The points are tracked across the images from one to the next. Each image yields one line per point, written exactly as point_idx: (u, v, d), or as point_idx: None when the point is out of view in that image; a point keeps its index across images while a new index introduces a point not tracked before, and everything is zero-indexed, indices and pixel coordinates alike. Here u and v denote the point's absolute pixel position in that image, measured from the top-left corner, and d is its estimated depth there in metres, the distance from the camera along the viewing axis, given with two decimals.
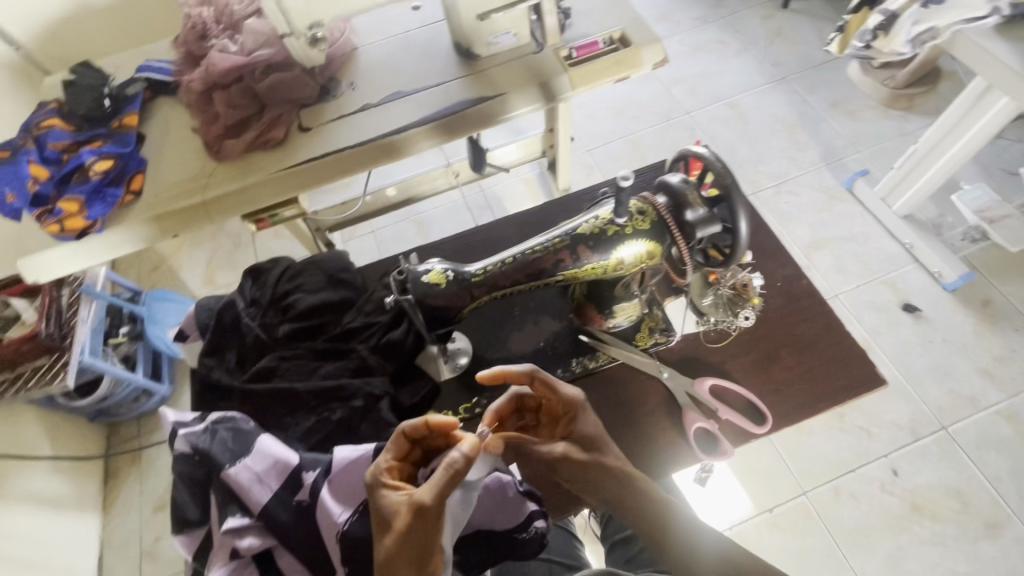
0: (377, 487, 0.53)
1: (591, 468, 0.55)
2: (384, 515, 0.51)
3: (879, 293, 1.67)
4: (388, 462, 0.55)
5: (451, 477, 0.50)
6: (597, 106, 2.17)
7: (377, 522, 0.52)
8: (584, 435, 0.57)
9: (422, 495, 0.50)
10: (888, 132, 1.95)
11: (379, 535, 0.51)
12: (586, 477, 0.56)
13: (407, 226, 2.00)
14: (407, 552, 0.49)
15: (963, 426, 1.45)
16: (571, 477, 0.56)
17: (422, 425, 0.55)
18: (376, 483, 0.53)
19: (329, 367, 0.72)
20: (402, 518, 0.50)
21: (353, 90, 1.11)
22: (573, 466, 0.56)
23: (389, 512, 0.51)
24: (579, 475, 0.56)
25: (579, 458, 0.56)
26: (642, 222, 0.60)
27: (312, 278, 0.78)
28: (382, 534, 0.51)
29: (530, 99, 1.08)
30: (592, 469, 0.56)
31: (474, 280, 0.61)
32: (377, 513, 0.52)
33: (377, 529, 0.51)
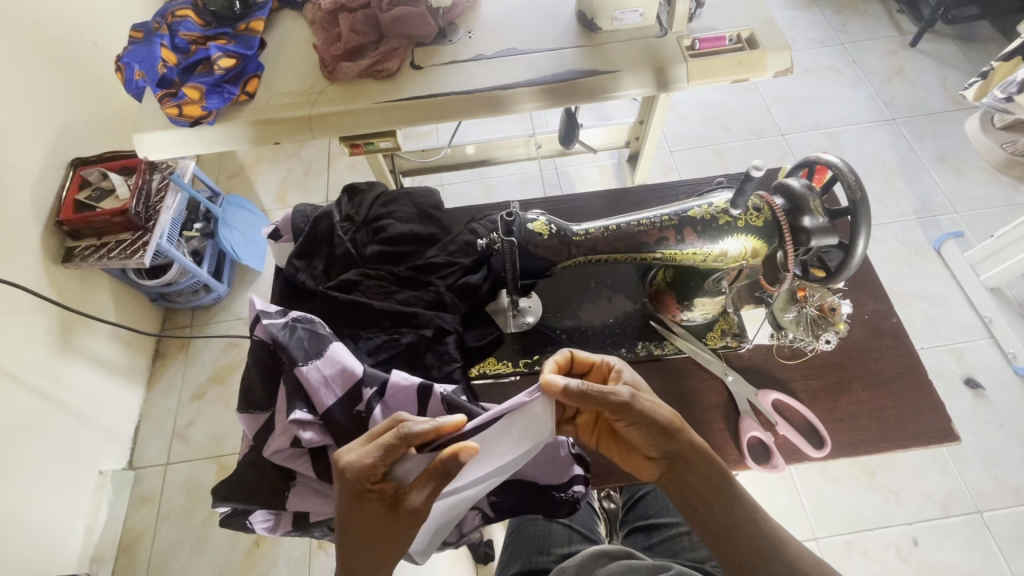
0: (361, 493, 0.52)
1: (659, 423, 0.55)
2: (373, 522, 0.53)
3: (943, 360, 1.59)
4: (378, 468, 0.53)
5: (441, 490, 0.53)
6: (690, 109, 2.12)
7: (362, 523, 0.53)
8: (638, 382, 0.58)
9: (413, 506, 0.53)
10: (994, 198, 1.84)
11: (357, 533, 0.53)
12: (656, 425, 0.55)
13: (476, 187, 2.02)
14: (389, 550, 0.53)
15: (1000, 514, 1.39)
16: (637, 419, 0.55)
17: (431, 432, 0.53)
18: (359, 486, 0.52)
19: (406, 294, 0.74)
20: (393, 527, 0.53)
21: (469, 39, 1.12)
22: (641, 412, 0.55)
23: (374, 514, 0.53)
24: (648, 420, 0.55)
25: (646, 400, 0.56)
26: (755, 218, 0.59)
27: (404, 208, 0.80)
28: (368, 536, 0.53)
29: (641, 83, 1.07)
30: (656, 418, 0.55)
31: (576, 239, 0.62)
32: (358, 514, 0.53)
33: (365, 531, 0.53)
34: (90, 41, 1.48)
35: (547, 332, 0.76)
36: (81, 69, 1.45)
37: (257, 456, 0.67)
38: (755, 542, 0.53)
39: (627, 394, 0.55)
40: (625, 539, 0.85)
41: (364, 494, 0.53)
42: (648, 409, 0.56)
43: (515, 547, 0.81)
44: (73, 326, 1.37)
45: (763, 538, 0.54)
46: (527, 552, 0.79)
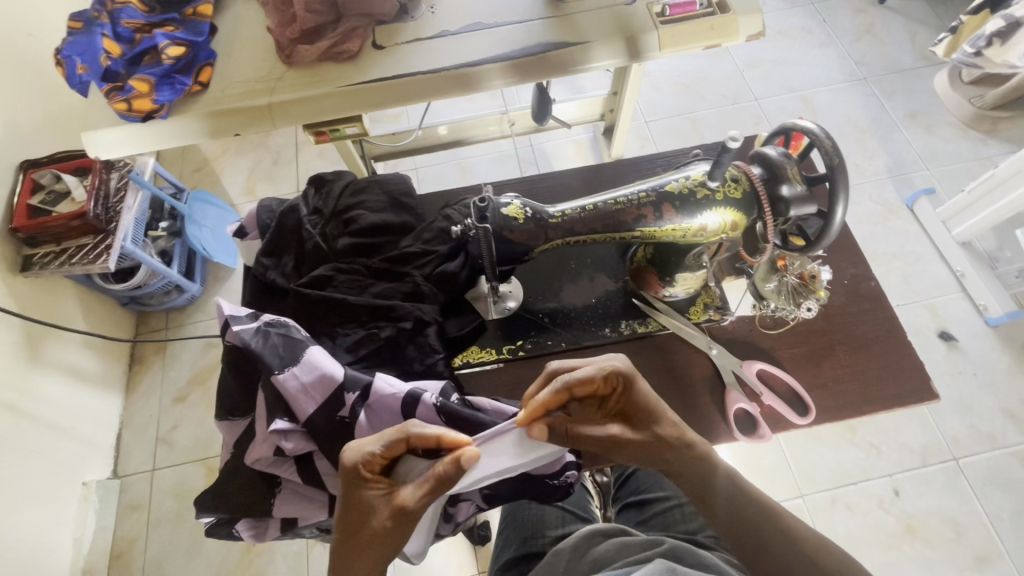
0: (355, 480, 0.54)
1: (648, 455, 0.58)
2: (360, 512, 0.53)
3: (917, 316, 1.63)
4: (375, 459, 0.55)
5: (429, 493, 0.53)
6: (664, 77, 2.09)
7: (351, 513, 0.54)
8: (635, 409, 0.59)
9: (399, 506, 0.53)
10: (963, 153, 1.86)
11: (345, 525, 0.54)
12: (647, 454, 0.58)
13: (451, 169, 1.98)
14: (369, 552, 0.53)
15: (974, 460, 1.45)
16: (629, 455, 0.59)
17: (433, 438, 0.55)
18: (357, 471, 0.54)
19: (382, 287, 0.72)
20: (377, 522, 0.53)
21: (432, 14, 1.07)
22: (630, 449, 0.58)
23: (364, 505, 0.54)
24: (637, 453, 0.58)
25: (636, 439, 0.58)
26: (733, 190, 0.57)
27: (375, 197, 0.78)
28: (352, 528, 0.53)
29: (613, 54, 1.04)
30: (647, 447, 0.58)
31: (552, 221, 0.60)
32: (352, 501, 0.54)
33: (351, 523, 0.54)
34: (27, 34, 1.38)
35: (529, 316, 0.75)
36: (20, 63, 1.35)
37: (240, 463, 0.65)
38: (738, 513, 0.57)
39: (612, 441, 0.57)
40: (619, 514, 0.86)
41: (359, 482, 0.54)
42: (640, 442, 0.58)
43: (508, 531, 0.82)
44: (39, 337, 1.32)
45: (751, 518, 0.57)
46: (522, 536, 0.80)
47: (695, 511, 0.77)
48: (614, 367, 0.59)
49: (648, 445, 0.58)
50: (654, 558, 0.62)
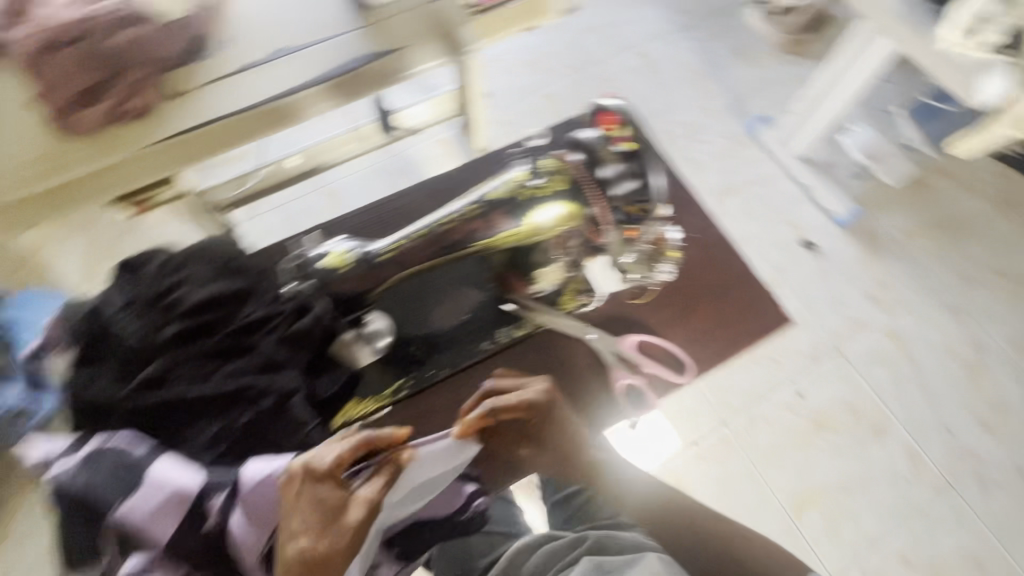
0: (327, 480, 0.62)
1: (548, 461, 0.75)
2: (331, 508, 0.61)
3: (782, 233, 1.79)
4: (344, 460, 0.63)
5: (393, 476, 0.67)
6: (509, 59, 2.08)
7: (321, 511, 0.60)
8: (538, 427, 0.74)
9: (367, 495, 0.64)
10: (785, 78, 2.05)
11: (316, 521, 0.60)
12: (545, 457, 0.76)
13: (318, 197, 1.85)
14: (338, 542, 0.60)
15: (854, 347, 1.63)
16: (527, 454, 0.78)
17: (390, 436, 0.68)
18: (325, 474, 0.62)
19: (232, 365, 0.68)
20: (352, 512, 0.62)
21: (230, 48, 0.96)
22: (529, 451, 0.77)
23: (335, 501, 0.61)
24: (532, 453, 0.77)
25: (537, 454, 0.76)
26: (558, 181, 0.67)
27: (199, 271, 0.71)
28: (326, 523, 0.60)
29: (433, 54, 1.01)
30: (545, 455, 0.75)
31: (402, 253, 0.69)
32: (319, 501, 0.61)
33: (324, 518, 0.60)
34: None
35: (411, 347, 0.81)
36: None
37: None
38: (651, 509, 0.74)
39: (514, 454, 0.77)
40: (548, 512, 0.89)
41: (329, 483, 0.62)
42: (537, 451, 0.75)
43: (442, 569, 0.81)
44: None
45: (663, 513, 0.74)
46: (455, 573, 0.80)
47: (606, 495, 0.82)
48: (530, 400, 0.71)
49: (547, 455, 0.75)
50: (581, 558, 0.65)
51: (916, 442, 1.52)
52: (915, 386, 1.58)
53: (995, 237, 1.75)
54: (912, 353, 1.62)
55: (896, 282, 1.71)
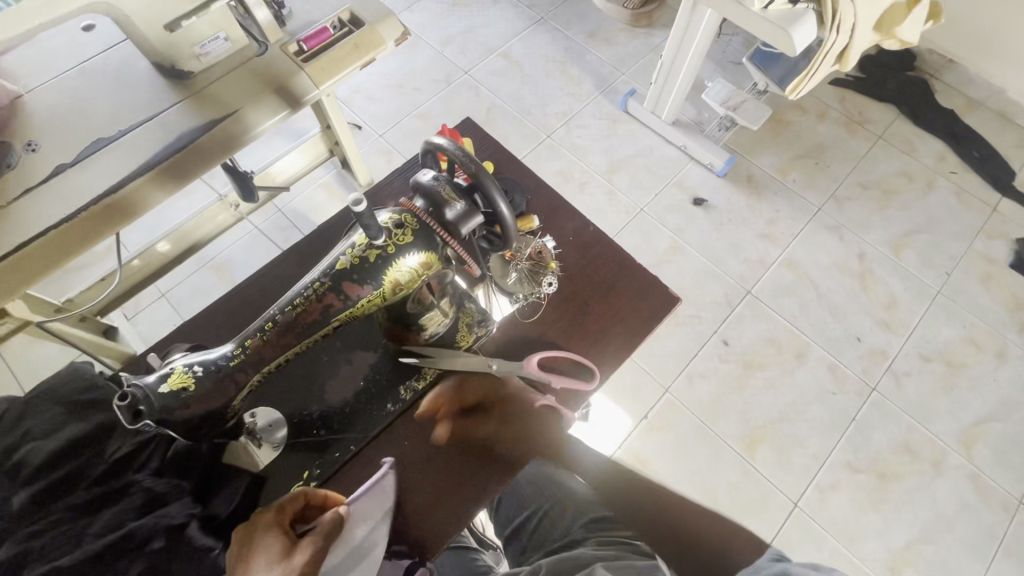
0: (271, 528, 0.55)
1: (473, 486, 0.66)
2: (278, 556, 0.53)
3: (673, 196, 1.87)
4: (281, 513, 0.57)
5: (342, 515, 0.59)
6: (374, 86, 2.03)
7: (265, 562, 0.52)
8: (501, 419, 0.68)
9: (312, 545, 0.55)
10: (641, 50, 2.15)
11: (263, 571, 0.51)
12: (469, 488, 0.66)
13: (206, 274, 1.72)
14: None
15: (761, 285, 1.73)
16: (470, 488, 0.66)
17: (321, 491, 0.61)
18: (269, 520, 0.56)
19: (105, 518, 0.57)
20: (296, 558, 0.53)
21: (34, 152, 0.86)
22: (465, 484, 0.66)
23: (281, 547, 0.54)
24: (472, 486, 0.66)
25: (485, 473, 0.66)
26: (403, 236, 0.54)
27: (42, 419, 0.61)
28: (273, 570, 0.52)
29: (271, 110, 0.95)
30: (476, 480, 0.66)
31: (233, 364, 0.52)
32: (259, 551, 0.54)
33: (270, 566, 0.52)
34: None
35: (306, 437, 0.66)
36: None
37: None
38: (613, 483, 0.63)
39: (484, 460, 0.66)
40: (503, 547, 0.85)
41: (274, 530, 0.55)
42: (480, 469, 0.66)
43: None
44: None
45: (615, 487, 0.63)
46: None
47: (555, 519, 0.80)
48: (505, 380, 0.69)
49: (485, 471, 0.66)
50: None
51: (834, 356, 1.64)
52: (820, 306, 1.71)
53: (850, 155, 1.93)
54: (810, 277, 1.75)
55: (782, 216, 1.84)
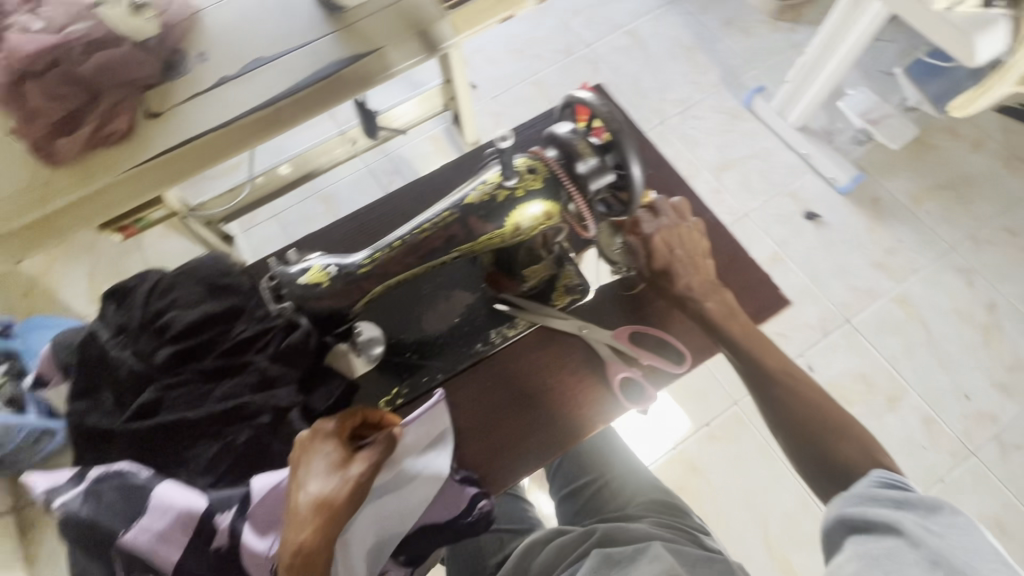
0: (330, 436, 0.57)
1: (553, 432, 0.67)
2: (332, 466, 0.56)
3: (784, 205, 1.75)
4: (341, 423, 0.58)
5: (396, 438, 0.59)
6: (495, 48, 2.05)
7: (322, 468, 0.56)
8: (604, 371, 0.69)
9: (364, 463, 0.57)
10: (779, 45, 2.00)
11: (317, 478, 0.56)
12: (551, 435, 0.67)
13: (314, 203, 1.85)
14: (338, 505, 0.55)
15: (864, 316, 1.60)
16: (552, 436, 0.67)
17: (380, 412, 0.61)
18: (329, 431, 0.58)
19: (225, 387, 0.64)
20: (352, 469, 0.56)
21: (205, 63, 0.96)
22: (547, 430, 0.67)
23: (336, 460, 0.56)
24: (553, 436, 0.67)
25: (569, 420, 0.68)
26: (532, 181, 0.55)
27: (187, 291, 0.69)
28: (326, 481, 0.55)
29: (411, 52, 0.98)
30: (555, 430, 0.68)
31: (361, 272, 0.56)
32: (315, 457, 0.56)
33: (325, 475, 0.56)
34: None
35: (398, 357, 0.71)
36: None
37: None
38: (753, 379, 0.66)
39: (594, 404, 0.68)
40: (559, 506, 0.87)
41: (333, 438, 0.57)
42: (569, 419, 0.68)
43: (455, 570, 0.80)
44: None
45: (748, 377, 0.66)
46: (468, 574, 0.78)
47: (619, 484, 0.82)
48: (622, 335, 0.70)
49: (574, 418, 0.68)
50: (592, 550, 0.64)
51: (932, 409, 1.50)
52: (928, 352, 1.55)
53: (1002, 194, 1.71)
54: (923, 319, 1.59)
55: (904, 247, 1.67)
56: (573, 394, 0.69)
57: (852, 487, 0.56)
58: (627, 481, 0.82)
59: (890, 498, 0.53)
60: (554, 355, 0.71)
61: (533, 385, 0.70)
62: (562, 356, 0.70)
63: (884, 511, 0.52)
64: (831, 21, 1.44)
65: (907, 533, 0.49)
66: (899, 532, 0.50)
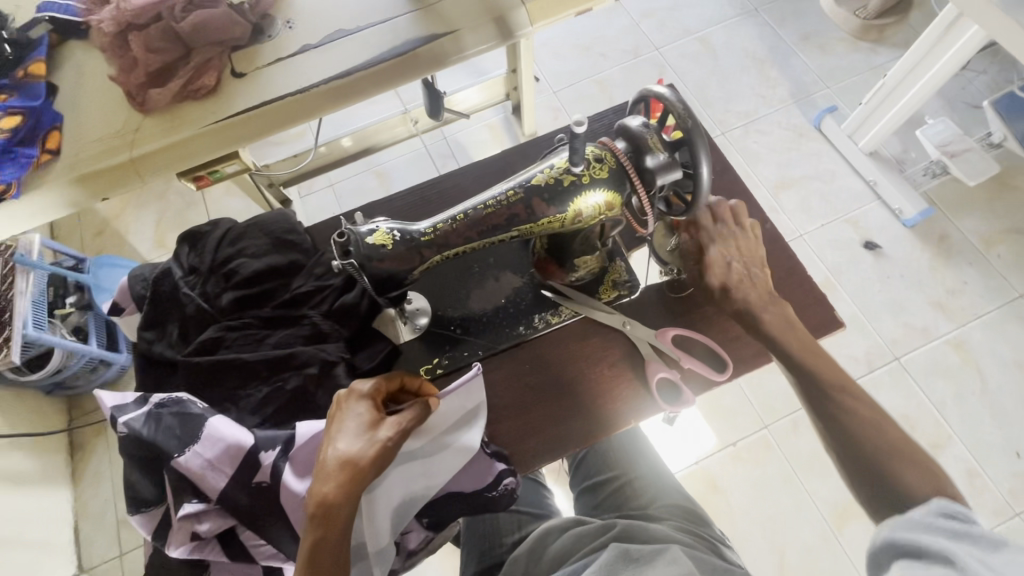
0: (366, 397, 0.59)
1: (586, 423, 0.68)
2: (363, 425, 0.57)
3: (842, 231, 1.69)
4: (378, 386, 0.60)
5: (426, 409, 0.60)
6: (562, 43, 2.05)
7: (354, 426, 0.57)
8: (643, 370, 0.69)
9: (394, 427, 0.58)
10: (858, 66, 1.92)
11: (347, 435, 0.57)
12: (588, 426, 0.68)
13: (368, 178, 1.91)
14: (365, 463, 0.55)
15: (914, 356, 1.53)
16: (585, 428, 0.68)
17: (416, 382, 0.63)
18: (365, 391, 0.59)
19: (279, 335, 0.68)
20: (381, 431, 0.57)
21: (290, 30, 1.00)
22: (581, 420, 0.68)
23: (369, 420, 0.58)
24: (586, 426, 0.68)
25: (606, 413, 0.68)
26: (599, 170, 0.56)
27: (255, 242, 0.73)
28: (356, 439, 0.57)
29: (486, 37, 1.00)
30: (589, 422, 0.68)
31: (423, 240, 0.58)
32: (349, 415, 0.58)
33: (356, 433, 0.57)
34: None
35: (441, 329, 0.73)
36: None
37: (162, 554, 0.63)
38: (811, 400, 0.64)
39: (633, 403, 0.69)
40: (577, 499, 0.88)
41: (368, 399, 0.59)
42: (604, 412, 0.69)
43: (471, 543, 0.82)
44: None
45: (805, 394, 0.65)
46: (480, 548, 0.81)
47: (643, 484, 0.82)
48: (665, 336, 0.70)
49: (609, 411, 0.69)
50: (610, 543, 0.64)
51: (978, 461, 1.42)
52: (981, 402, 1.47)
53: None
54: (980, 366, 1.51)
55: (968, 290, 1.59)
56: (610, 390, 0.69)
57: (910, 512, 0.55)
58: (651, 483, 0.82)
59: (950, 530, 0.52)
60: (592, 347, 0.71)
61: (572, 376, 0.70)
62: (602, 349, 0.71)
63: (938, 541, 0.51)
64: (920, 44, 1.38)
65: (959, 563, 0.49)
66: (952, 562, 0.49)
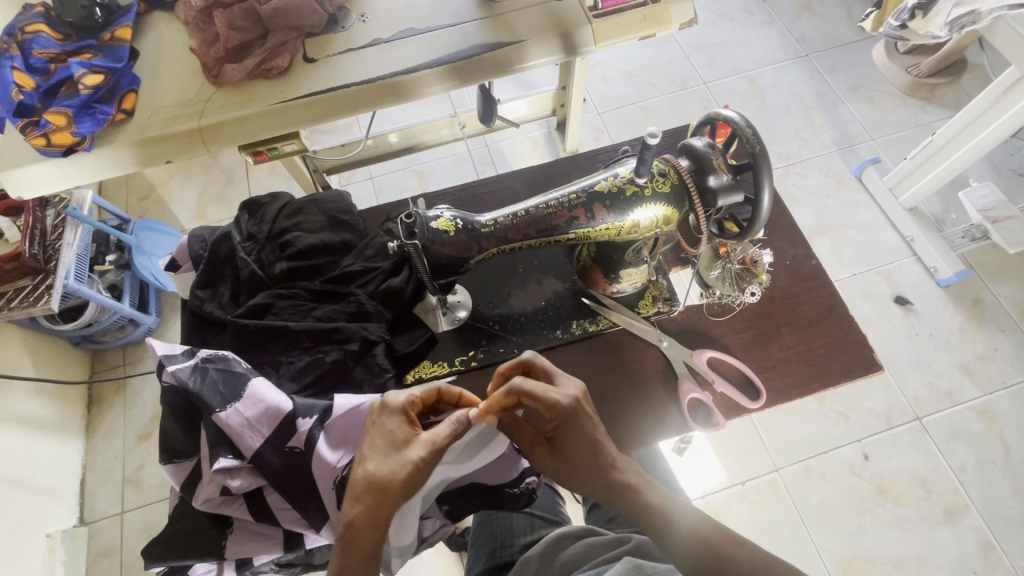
0: (400, 413, 0.56)
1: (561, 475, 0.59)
2: (394, 442, 0.54)
3: (874, 284, 1.67)
4: (415, 399, 0.58)
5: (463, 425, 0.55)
6: (612, 67, 2.09)
7: (385, 443, 0.55)
8: (574, 442, 0.57)
9: (427, 443, 0.54)
10: (906, 121, 1.91)
11: (377, 453, 0.54)
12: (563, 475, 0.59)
13: (408, 175, 1.95)
14: (395, 487, 0.51)
15: (937, 418, 1.50)
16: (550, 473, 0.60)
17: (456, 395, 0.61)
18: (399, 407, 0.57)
19: (325, 309, 0.70)
20: (412, 450, 0.53)
21: (363, 23, 1.04)
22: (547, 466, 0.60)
23: (400, 437, 0.54)
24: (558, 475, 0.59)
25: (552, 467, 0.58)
26: (661, 184, 0.59)
27: (312, 217, 0.75)
28: (384, 458, 0.53)
29: (549, 51, 1.03)
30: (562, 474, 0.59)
31: (484, 231, 0.61)
32: (383, 429, 0.56)
33: (387, 451, 0.54)
34: None
35: (479, 324, 0.74)
36: None
37: (186, 507, 0.64)
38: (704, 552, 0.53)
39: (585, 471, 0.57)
40: (591, 511, 0.88)
41: (403, 416, 0.56)
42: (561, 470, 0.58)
43: (481, 540, 0.83)
44: None
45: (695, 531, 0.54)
46: (490, 547, 0.81)
47: None
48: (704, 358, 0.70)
49: (569, 471, 0.58)
50: (623, 556, 0.63)
51: (993, 535, 1.37)
52: (1002, 474, 1.43)
53: None
54: (1004, 437, 1.47)
55: (999, 357, 1.56)
56: (640, 408, 0.70)
57: None
58: None
59: None
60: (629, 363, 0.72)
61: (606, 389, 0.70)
62: (638, 365, 0.72)
63: None
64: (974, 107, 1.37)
65: None
66: None
